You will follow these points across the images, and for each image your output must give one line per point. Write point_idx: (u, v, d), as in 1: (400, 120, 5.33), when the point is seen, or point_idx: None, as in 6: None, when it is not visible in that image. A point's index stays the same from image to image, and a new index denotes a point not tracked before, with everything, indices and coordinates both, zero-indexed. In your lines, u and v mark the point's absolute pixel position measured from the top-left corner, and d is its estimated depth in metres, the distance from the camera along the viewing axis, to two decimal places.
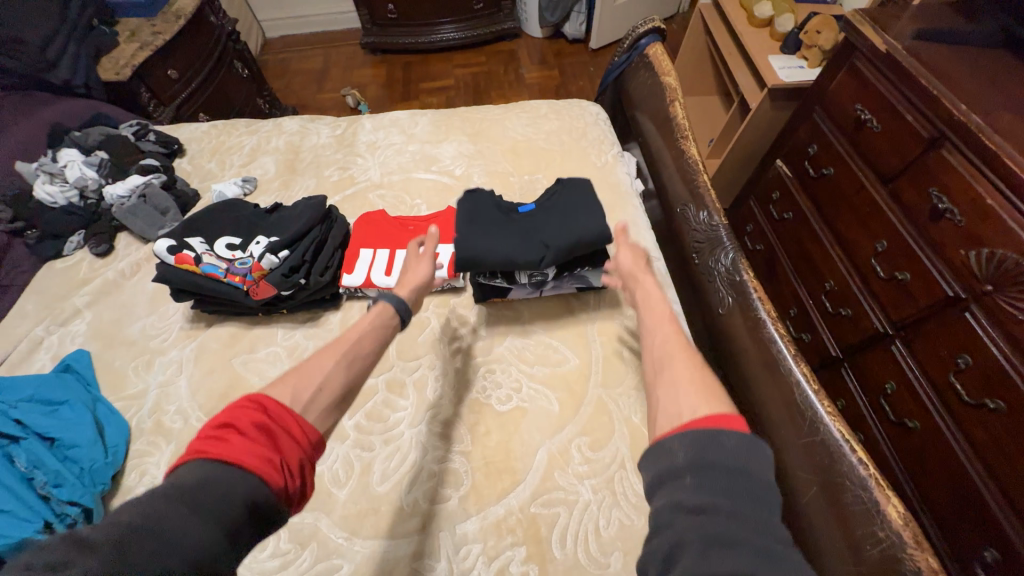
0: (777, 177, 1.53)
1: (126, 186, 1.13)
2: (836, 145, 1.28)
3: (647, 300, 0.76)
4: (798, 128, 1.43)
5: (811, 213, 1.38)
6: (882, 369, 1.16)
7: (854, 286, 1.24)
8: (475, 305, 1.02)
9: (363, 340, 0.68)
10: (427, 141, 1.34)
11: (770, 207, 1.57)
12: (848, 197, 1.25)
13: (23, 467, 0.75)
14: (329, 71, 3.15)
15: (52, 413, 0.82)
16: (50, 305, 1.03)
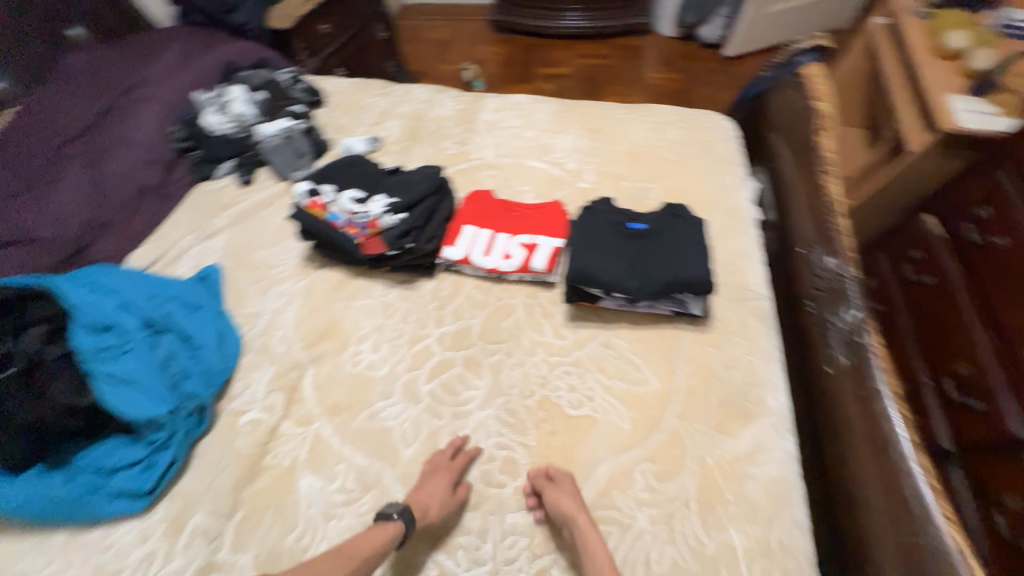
0: (923, 236, 1.33)
1: (275, 127, 1.26)
2: (1014, 213, 1.09)
3: (589, 550, 0.68)
4: (966, 183, 1.23)
5: (959, 283, 1.20)
6: (1009, 482, 0.99)
7: (993, 378, 1.06)
8: (563, 303, 1.00)
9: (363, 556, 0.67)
10: (545, 130, 1.33)
11: (904, 265, 1.38)
12: (1015, 276, 1.07)
13: (163, 355, 0.87)
14: (453, 44, 3.24)
15: (190, 315, 0.94)
16: (198, 220, 1.18)
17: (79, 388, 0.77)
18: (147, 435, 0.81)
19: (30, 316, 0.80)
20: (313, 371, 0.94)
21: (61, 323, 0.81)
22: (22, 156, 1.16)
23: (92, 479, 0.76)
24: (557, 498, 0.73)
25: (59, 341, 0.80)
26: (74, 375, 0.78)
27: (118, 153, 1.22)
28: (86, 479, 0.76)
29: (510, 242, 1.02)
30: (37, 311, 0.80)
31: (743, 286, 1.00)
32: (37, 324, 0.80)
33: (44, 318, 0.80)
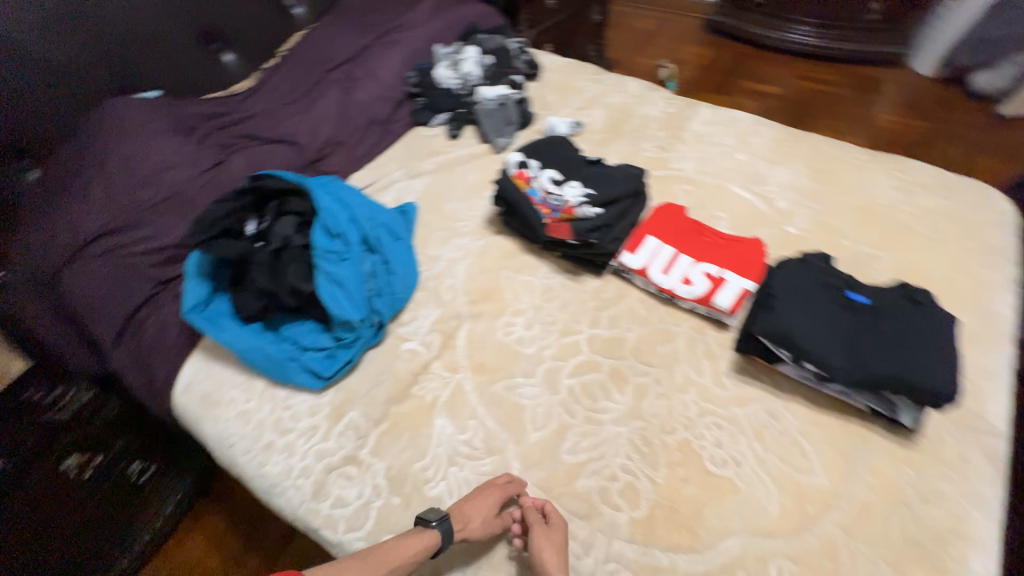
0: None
1: (494, 93, 1.34)
2: None
3: None
4: None
5: None
6: None
7: None
8: (731, 350, 0.91)
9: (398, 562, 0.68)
10: (760, 156, 1.20)
11: None
12: None
13: (369, 270, 0.97)
14: (657, 37, 3.07)
15: (393, 243, 1.03)
16: (407, 159, 1.32)
17: (306, 277, 0.93)
18: (337, 330, 0.95)
19: (287, 204, 0.97)
20: (470, 325, 1.00)
21: (306, 218, 0.97)
22: (304, 73, 1.43)
23: (292, 350, 0.94)
24: (542, 548, 0.70)
25: (303, 233, 0.96)
26: (305, 265, 0.94)
27: (364, 85, 1.44)
28: (288, 348, 0.94)
29: (693, 268, 0.97)
30: (293, 203, 0.97)
31: (969, 412, 0.81)
32: (291, 213, 0.97)
33: (296, 210, 0.96)
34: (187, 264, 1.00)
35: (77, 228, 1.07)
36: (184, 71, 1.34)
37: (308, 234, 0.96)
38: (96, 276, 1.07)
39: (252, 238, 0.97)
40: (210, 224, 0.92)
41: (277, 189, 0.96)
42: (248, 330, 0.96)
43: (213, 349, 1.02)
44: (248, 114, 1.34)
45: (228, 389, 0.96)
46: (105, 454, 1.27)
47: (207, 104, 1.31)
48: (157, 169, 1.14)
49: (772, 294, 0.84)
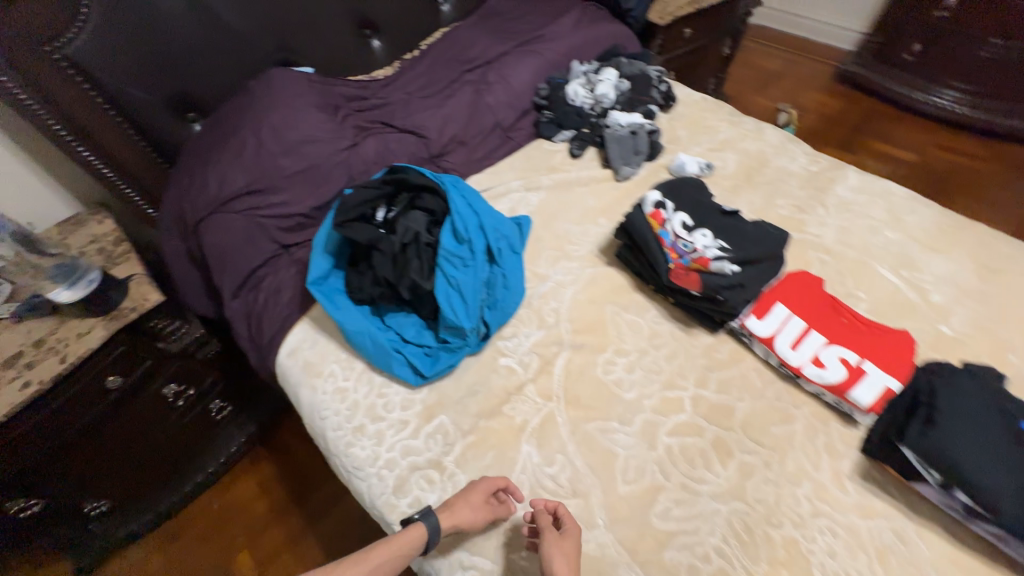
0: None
1: (627, 119, 1.30)
2: None
3: None
4: None
5: None
6: None
7: None
8: (857, 450, 0.82)
9: (384, 563, 0.73)
10: (914, 239, 1.08)
11: None
12: None
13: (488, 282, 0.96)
14: (781, 78, 2.87)
15: (511, 257, 1.02)
16: (526, 171, 1.32)
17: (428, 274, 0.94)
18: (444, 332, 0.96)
19: (421, 200, 1.00)
20: (569, 355, 0.98)
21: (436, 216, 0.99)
22: (442, 69, 1.46)
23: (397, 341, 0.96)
24: (550, 556, 0.69)
25: (430, 230, 0.98)
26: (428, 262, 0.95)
27: (496, 90, 1.44)
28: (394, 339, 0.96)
29: (824, 350, 0.89)
30: (427, 200, 0.99)
31: None
32: (423, 209, 0.99)
33: (428, 207, 0.99)
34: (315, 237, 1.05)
35: (224, 182, 1.14)
36: (335, 51, 1.41)
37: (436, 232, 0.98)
38: (231, 230, 1.14)
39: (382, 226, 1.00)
40: (350, 207, 0.96)
41: (415, 184, 0.98)
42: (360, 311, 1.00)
43: (322, 321, 1.07)
44: (386, 100, 1.38)
45: (330, 363, 1.00)
46: (196, 389, 1.38)
47: (351, 86, 1.37)
48: (302, 140, 1.20)
49: (934, 409, 0.74)
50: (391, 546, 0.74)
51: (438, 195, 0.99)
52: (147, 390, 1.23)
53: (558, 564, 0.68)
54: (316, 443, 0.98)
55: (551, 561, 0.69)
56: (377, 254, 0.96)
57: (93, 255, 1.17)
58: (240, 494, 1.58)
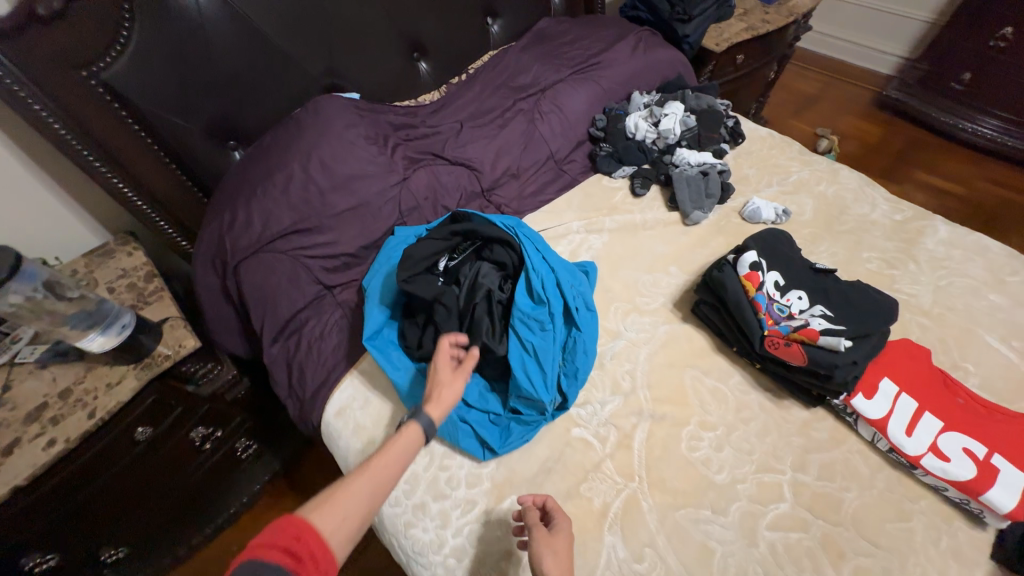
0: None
1: (696, 159, 1.23)
2: None
3: None
4: None
5: None
6: None
7: None
8: (988, 558, 0.73)
9: (392, 465, 0.64)
10: (1021, 304, 0.99)
11: None
12: None
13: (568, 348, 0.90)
14: (818, 100, 2.74)
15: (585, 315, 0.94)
16: (585, 211, 1.24)
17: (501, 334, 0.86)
18: (516, 401, 0.87)
19: (490, 252, 0.93)
20: (650, 427, 0.88)
21: (507, 268, 0.92)
22: (494, 96, 1.38)
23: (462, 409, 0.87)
24: (543, 559, 0.64)
25: (500, 284, 0.91)
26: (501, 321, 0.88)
27: (551, 120, 1.35)
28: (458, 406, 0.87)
29: (943, 437, 0.79)
30: (496, 251, 0.93)
31: None
32: (493, 260, 0.92)
33: (498, 259, 0.92)
34: (369, 287, 0.99)
35: (269, 221, 1.06)
36: (383, 75, 1.33)
37: (506, 287, 0.92)
38: (274, 270, 1.05)
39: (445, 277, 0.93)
40: (416, 260, 0.89)
41: (485, 234, 0.92)
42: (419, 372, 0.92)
43: (371, 375, 0.99)
44: (435, 129, 1.29)
45: (385, 425, 0.92)
46: (224, 430, 1.26)
47: (399, 113, 1.29)
48: (352, 175, 1.12)
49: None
50: (392, 451, 0.65)
51: (509, 246, 0.92)
52: (173, 438, 1.12)
53: (548, 560, 0.63)
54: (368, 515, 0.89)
55: (541, 558, 0.64)
56: (440, 308, 0.86)
57: (122, 292, 1.08)
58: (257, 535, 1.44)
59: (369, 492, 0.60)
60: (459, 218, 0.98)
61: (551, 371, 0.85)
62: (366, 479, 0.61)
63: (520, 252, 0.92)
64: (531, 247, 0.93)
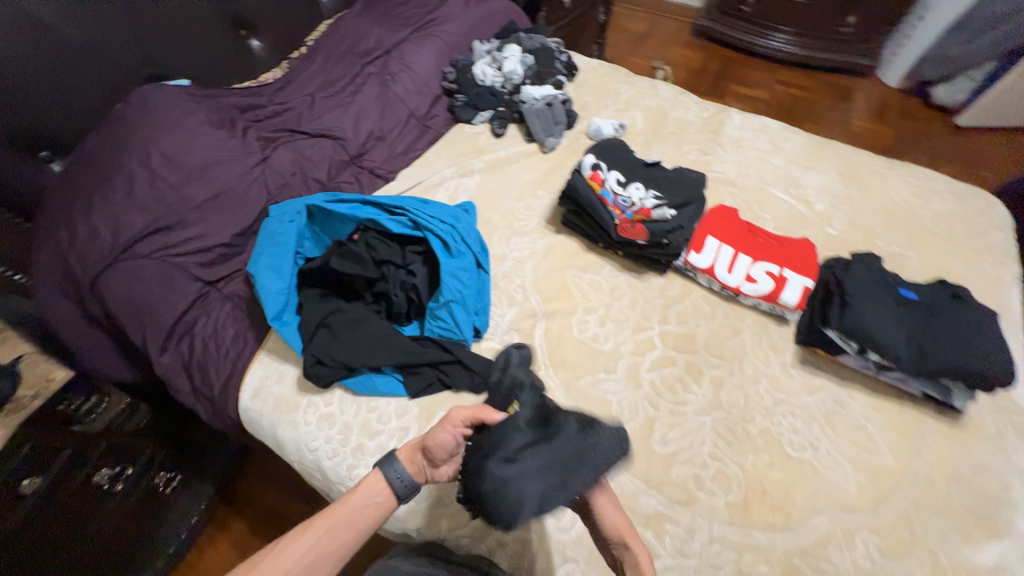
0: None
1: (541, 93, 1.35)
2: None
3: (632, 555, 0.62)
4: None
5: None
6: None
7: None
8: (793, 343, 0.98)
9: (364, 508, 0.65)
10: (792, 162, 1.28)
11: None
12: None
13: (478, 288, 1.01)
14: (649, 37, 3.06)
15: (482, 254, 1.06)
16: (455, 158, 1.32)
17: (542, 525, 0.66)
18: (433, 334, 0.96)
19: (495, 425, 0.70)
20: (546, 323, 1.02)
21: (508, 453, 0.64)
22: (338, 64, 1.37)
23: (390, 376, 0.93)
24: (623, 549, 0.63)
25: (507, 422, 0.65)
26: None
27: (402, 79, 1.39)
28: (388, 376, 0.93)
29: (753, 267, 1.02)
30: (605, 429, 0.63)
31: (1003, 396, 0.89)
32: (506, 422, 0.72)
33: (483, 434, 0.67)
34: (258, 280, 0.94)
35: (120, 227, 0.98)
36: (213, 57, 1.26)
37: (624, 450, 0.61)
38: (141, 276, 0.98)
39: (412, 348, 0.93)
40: (333, 363, 0.89)
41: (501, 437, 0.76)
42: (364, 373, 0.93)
43: (280, 351, 1.00)
44: (286, 105, 1.27)
45: (307, 390, 0.95)
46: (134, 466, 1.16)
47: (241, 94, 1.24)
48: (204, 164, 1.07)
49: (847, 293, 0.90)
50: (353, 505, 0.65)
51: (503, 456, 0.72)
52: (71, 484, 1.00)
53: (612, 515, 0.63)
54: (311, 478, 0.93)
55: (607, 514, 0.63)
56: (357, 325, 0.93)
57: None
58: (209, 564, 1.38)
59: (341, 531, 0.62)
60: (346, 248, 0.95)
61: (472, 315, 0.97)
62: (301, 546, 0.61)
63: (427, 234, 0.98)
64: (430, 213, 1.02)
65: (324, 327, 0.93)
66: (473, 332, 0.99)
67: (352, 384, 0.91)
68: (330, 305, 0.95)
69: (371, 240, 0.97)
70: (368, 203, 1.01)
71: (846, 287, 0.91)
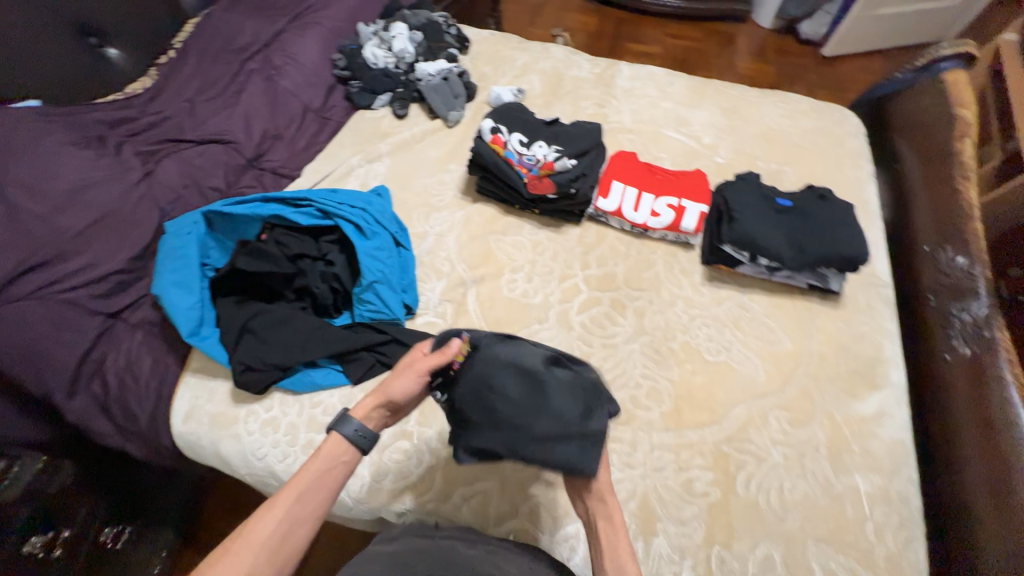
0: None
1: (435, 67, 1.35)
2: None
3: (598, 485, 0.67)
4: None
5: None
6: None
7: None
8: (701, 264, 1.08)
9: (328, 475, 0.65)
10: (680, 104, 1.38)
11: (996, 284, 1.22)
12: None
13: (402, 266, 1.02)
14: (543, 6, 3.09)
15: (401, 233, 1.07)
16: (361, 145, 1.29)
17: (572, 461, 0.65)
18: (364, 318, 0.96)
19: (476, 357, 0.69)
20: (476, 289, 1.05)
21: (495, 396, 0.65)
22: (214, 64, 1.28)
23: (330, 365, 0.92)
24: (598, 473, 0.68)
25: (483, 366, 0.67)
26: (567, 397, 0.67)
27: (289, 71, 1.33)
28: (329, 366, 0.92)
29: (656, 203, 1.09)
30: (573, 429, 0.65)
31: (871, 275, 1.04)
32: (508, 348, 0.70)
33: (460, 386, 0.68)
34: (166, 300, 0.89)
35: None
36: (64, 69, 1.12)
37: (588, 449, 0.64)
38: (25, 319, 0.87)
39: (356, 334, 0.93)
40: (267, 365, 0.88)
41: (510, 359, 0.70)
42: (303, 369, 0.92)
43: (207, 369, 0.96)
44: (162, 115, 1.18)
45: (245, 400, 0.92)
46: (71, 527, 1.00)
47: (106, 109, 1.14)
48: (76, 188, 0.98)
49: (732, 209, 1.01)
50: (316, 472, 0.65)
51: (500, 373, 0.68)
52: None
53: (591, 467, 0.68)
54: (265, 486, 0.90)
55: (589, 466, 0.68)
56: (285, 323, 0.91)
57: None
58: None
59: (310, 499, 0.63)
60: (255, 249, 0.92)
61: (400, 293, 0.98)
62: (275, 513, 0.60)
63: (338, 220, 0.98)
64: (338, 200, 1.01)
65: (248, 332, 0.90)
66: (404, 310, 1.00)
67: (292, 383, 0.90)
68: (251, 309, 0.92)
69: (279, 237, 0.95)
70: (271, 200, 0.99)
71: (730, 204, 1.02)
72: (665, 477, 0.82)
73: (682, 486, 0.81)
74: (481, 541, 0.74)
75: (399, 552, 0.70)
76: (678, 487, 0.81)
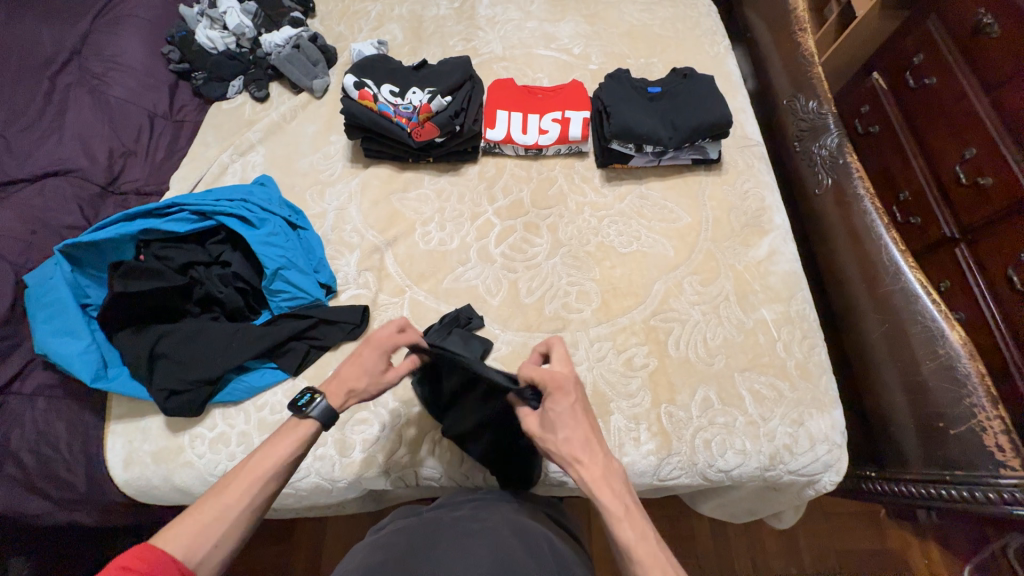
0: (868, 90, 1.32)
1: (282, 36, 1.25)
2: (945, 52, 1.11)
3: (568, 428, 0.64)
4: (905, 37, 1.24)
5: (898, 123, 1.21)
6: (935, 271, 1.09)
7: (928, 192, 1.12)
8: (597, 169, 1.12)
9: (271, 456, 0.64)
10: (544, 20, 1.37)
11: (853, 121, 1.37)
12: (939, 110, 1.11)
13: (308, 248, 1.00)
14: None
15: (295, 217, 1.04)
16: (227, 139, 1.19)
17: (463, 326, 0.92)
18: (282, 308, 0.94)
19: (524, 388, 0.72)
20: (391, 252, 1.04)
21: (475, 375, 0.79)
22: (17, 87, 1.10)
23: (268, 369, 0.90)
24: (570, 431, 0.64)
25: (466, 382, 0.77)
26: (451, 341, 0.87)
27: (114, 77, 1.17)
28: (266, 370, 0.90)
29: (542, 120, 1.10)
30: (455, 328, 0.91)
31: (744, 138, 1.14)
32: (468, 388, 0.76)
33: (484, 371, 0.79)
34: (53, 350, 0.81)
35: None
36: None
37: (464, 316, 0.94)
38: None
39: (299, 330, 0.91)
40: (194, 386, 0.83)
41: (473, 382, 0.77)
42: (240, 381, 0.88)
43: (131, 410, 0.90)
44: None
45: (182, 427, 0.88)
46: None
47: None
48: None
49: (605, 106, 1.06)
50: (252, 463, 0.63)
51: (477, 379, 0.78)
52: None
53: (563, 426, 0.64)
54: None
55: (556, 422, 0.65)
56: (199, 337, 0.87)
57: None
58: None
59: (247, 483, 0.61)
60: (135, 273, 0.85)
61: (313, 275, 0.97)
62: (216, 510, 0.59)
63: (220, 218, 0.93)
64: (215, 200, 0.96)
65: (159, 357, 0.85)
66: (323, 289, 0.98)
67: (230, 394, 0.87)
68: (155, 334, 0.86)
69: (163, 252, 0.90)
70: (136, 215, 0.92)
71: (603, 102, 1.07)
72: (609, 362, 0.89)
73: (625, 365, 0.89)
74: (467, 502, 0.77)
75: (374, 539, 0.67)
76: (621, 366, 0.89)
